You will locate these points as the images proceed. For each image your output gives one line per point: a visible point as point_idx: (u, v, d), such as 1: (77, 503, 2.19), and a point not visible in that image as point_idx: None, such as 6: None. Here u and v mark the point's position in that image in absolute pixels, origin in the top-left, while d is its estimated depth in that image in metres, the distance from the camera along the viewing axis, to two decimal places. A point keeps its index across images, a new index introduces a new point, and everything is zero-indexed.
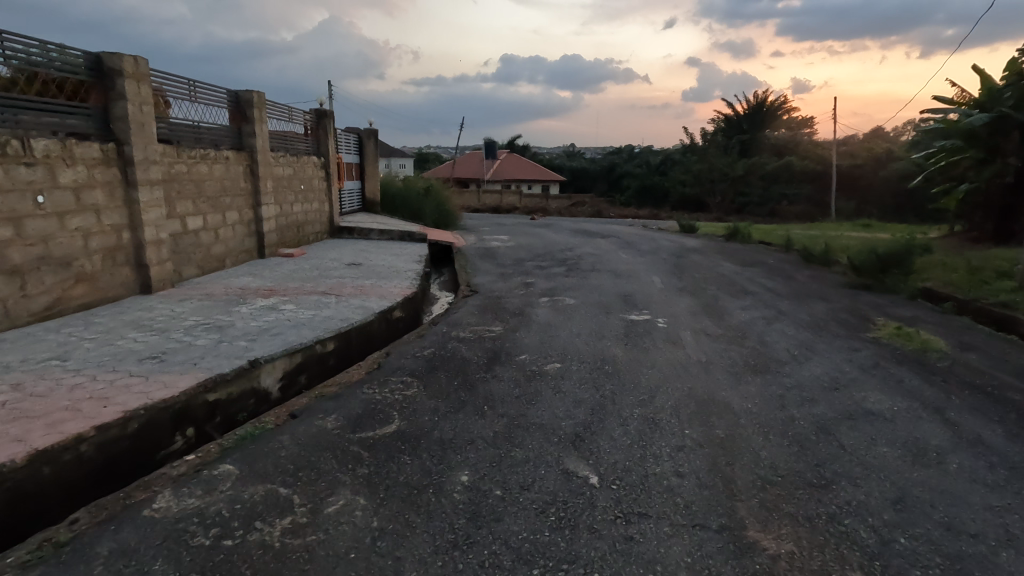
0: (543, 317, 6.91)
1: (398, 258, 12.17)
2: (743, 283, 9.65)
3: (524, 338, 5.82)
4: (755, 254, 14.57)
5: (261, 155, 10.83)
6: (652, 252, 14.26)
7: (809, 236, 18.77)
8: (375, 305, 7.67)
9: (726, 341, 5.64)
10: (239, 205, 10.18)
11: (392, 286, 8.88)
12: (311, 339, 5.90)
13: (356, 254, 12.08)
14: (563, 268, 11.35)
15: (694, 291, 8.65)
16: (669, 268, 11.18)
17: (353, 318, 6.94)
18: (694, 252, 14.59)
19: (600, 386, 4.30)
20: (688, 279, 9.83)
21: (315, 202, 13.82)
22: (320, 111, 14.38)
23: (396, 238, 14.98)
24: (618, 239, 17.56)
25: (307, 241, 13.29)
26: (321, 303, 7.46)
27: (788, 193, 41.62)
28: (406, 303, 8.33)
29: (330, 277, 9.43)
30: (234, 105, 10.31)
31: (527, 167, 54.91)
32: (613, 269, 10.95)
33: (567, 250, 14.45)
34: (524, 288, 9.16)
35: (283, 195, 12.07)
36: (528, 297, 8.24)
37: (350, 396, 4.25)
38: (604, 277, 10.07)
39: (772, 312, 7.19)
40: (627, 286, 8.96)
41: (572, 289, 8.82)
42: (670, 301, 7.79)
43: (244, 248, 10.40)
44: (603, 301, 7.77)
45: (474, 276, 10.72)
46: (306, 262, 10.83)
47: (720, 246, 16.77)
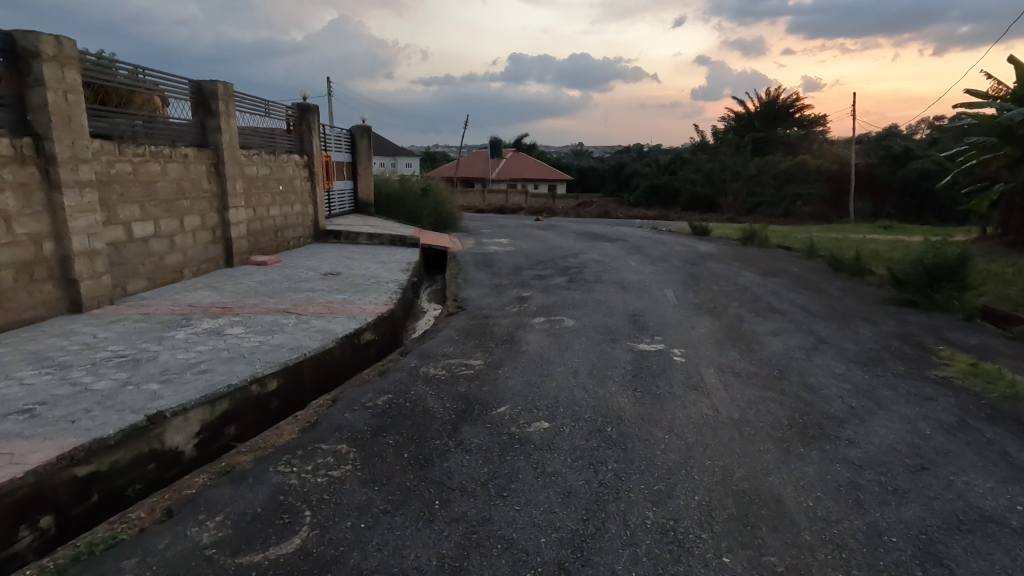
0: (535, 345, 5.76)
1: (383, 266, 11.05)
2: (768, 298, 8.44)
3: (507, 379, 4.67)
4: (777, 261, 13.31)
5: (230, 153, 9.76)
6: (664, 259, 13.05)
7: (833, 240, 17.41)
8: (340, 327, 6.55)
9: (763, 386, 4.46)
10: (200, 209, 9.10)
11: (366, 302, 7.77)
12: (245, 377, 4.79)
13: (338, 262, 10.98)
14: (564, 278, 10.17)
15: (715, 310, 7.45)
16: (683, 279, 9.98)
17: (308, 346, 5.81)
18: (709, 259, 13.35)
19: (598, 466, 3.14)
20: (705, 294, 8.63)
21: (297, 204, 12.72)
22: (303, 106, 13.28)
23: (386, 242, 13.88)
24: (625, 244, 16.33)
25: (287, 247, 12.22)
26: (275, 327, 6.35)
27: (803, 193, 40.16)
28: (381, 324, 7.20)
29: (299, 291, 8.34)
30: (197, 98, 9.24)
31: (533, 166, 53.73)
32: (620, 280, 9.77)
33: (570, 256, 13.29)
34: (518, 304, 8.01)
35: (259, 197, 11.00)
36: (521, 317, 7.08)
37: (258, 477, 3.13)
38: (610, 290, 8.91)
39: (811, 340, 5.97)
40: (636, 303, 7.78)
41: (573, 306, 7.67)
42: (686, 324, 6.61)
43: (207, 257, 9.34)
44: (608, 324, 6.60)
45: (464, 288, 9.60)
46: (279, 271, 9.73)
47: (737, 251, 15.50)
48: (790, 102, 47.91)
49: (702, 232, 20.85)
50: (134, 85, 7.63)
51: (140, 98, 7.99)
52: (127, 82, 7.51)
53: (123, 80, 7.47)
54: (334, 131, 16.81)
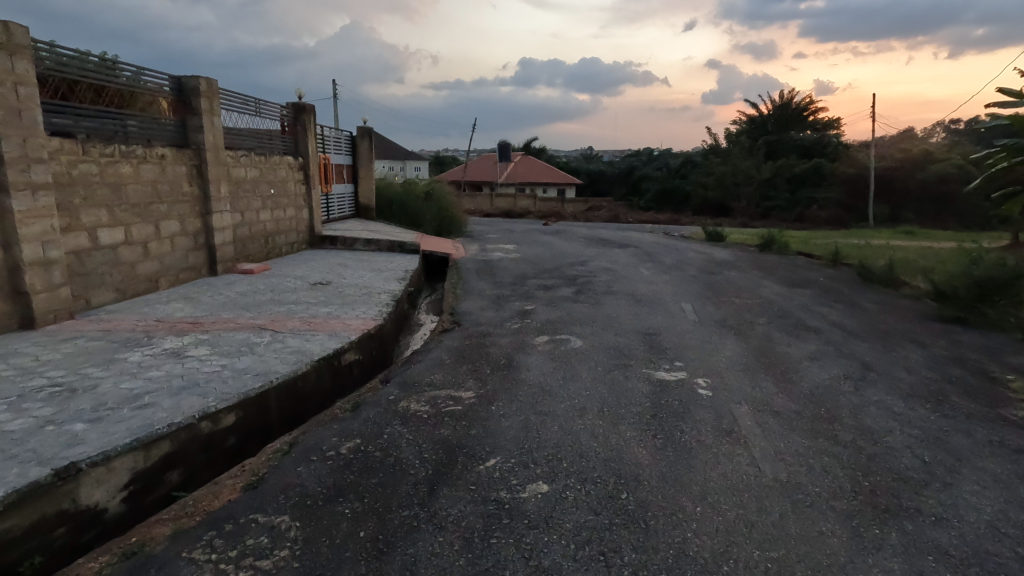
0: (535, 372, 5.01)
1: (378, 275, 10.36)
2: (797, 314, 7.63)
3: (502, 418, 3.92)
4: (799, 269, 12.47)
5: (214, 154, 9.13)
6: (678, 267, 12.24)
7: (857, 247, 16.52)
8: (317, 348, 5.83)
9: (811, 432, 3.67)
10: (179, 214, 8.45)
11: (352, 317, 7.07)
12: (193, 412, 4.07)
13: (330, 270, 10.32)
14: (571, 290, 9.40)
15: (739, 328, 6.67)
16: (701, 291, 9.19)
17: (278, 370, 5.10)
18: (727, 267, 12.53)
19: (609, 559, 2.42)
20: (726, 308, 7.84)
21: (290, 208, 12.07)
22: (297, 106, 12.65)
23: (385, 249, 13.21)
24: (636, 250, 15.54)
25: (279, 253, 11.57)
26: (245, 347, 5.64)
27: (819, 197, 39.11)
28: (366, 342, 6.49)
29: (282, 303, 7.67)
30: (177, 94, 8.60)
31: (542, 170, 53.00)
32: (631, 292, 9.00)
33: (578, 264, 12.53)
34: (519, 319, 7.26)
35: (247, 201, 10.36)
36: (521, 336, 6.33)
37: (170, 566, 2.43)
38: (621, 303, 8.15)
39: (856, 367, 5.17)
40: (651, 319, 7.01)
41: (581, 322, 6.91)
42: (709, 346, 5.82)
43: (187, 266, 8.69)
44: (620, 345, 5.83)
45: (463, 299, 8.89)
46: (265, 281, 9.07)
47: (755, 258, 14.66)
48: (804, 105, 46.90)
49: (716, 238, 20.02)
50: (104, 80, 7.00)
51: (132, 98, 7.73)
52: (118, 80, 7.23)
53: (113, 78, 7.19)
54: (333, 133, 16.19)
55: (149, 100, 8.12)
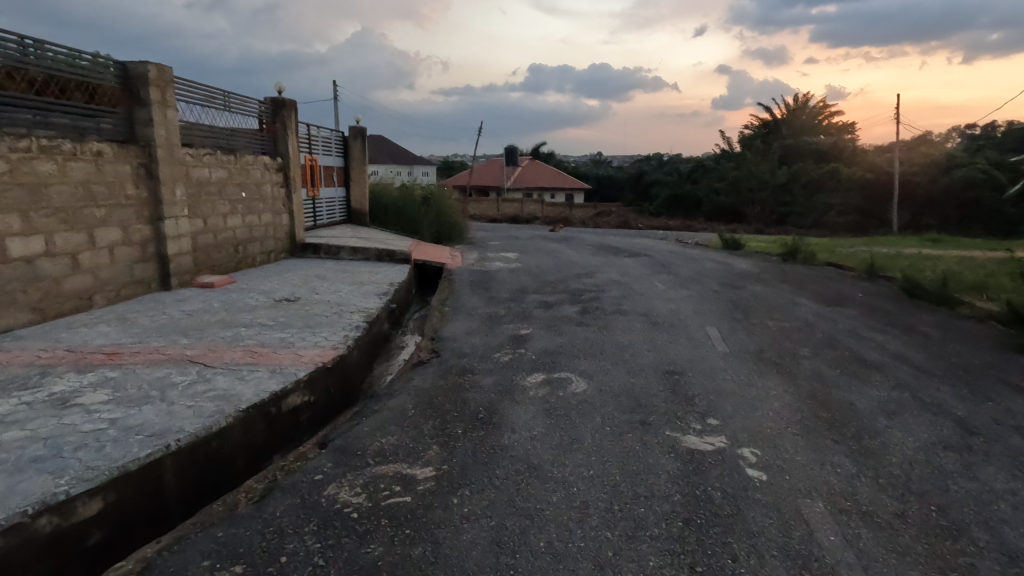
0: (522, 433, 3.76)
1: (357, 289, 9.18)
2: (848, 343, 6.31)
3: (467, 526, 2.69)
4: (834, 284, 11.12)
5: (167, 152, 8.00)
6: (696, 280, 10.93)
7: (892, 257, 15.09)
8: (250, 390, 4.61)
9: (933, 565, 2.40)
10: (121, 219, 7.33)
11: (309, 346, 5.88)
12: (26, 507, 2.86)
13: (303, 283, 9.16)
14: (576, 308, 8.14)
15: (783, 364, 5.37)
16: (727, 311, 7.90)
17: (184, 427, 3.87)
18: (750, 280, 11.21)
19: None
20: (760, 334, 6.55)
21: (266, 213, 10.94)
22: (277, 101, 11.54)
23: (372, 258, 12.06)
24: (648, 260, 14.25)
25: (251, 263, 10.42)
26: (155, 391, 4.43)
27: (837, 203, 37.60)
28: (320, 380, 5.28)
29: (230, 326, 6.49)
30: (122, 82, 7.48)
31: (549, 175, 51.81)
32: (645, 312, 7.74)
33: (584, 276, 11.27)
34: (511, 348, 6.01)
35: (212, 205, 9.25)
36: (510, 374, 5.07)
37: None
38: (634, 327, 6.88)
39: (951, 430, 3.88)
40: (672, 351, 5.72)
41: (585, 354, 5.65)
42: (750, 392, 4.53)
43: (131, 280, 7.54)
44: (634, 390, 4.56)
45: (449, 319, 7.68)
46: (223, 296, 7.91)
47: (780, 269, 13.33)
48: (821, 108, 45.42)
49: (734, 246, 18.67)
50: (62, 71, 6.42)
51: (103, 92, 7.23)
52: (110, 78, 7.27)
53: (103, 75, 7.18)
54: (322, 133, 15.07)
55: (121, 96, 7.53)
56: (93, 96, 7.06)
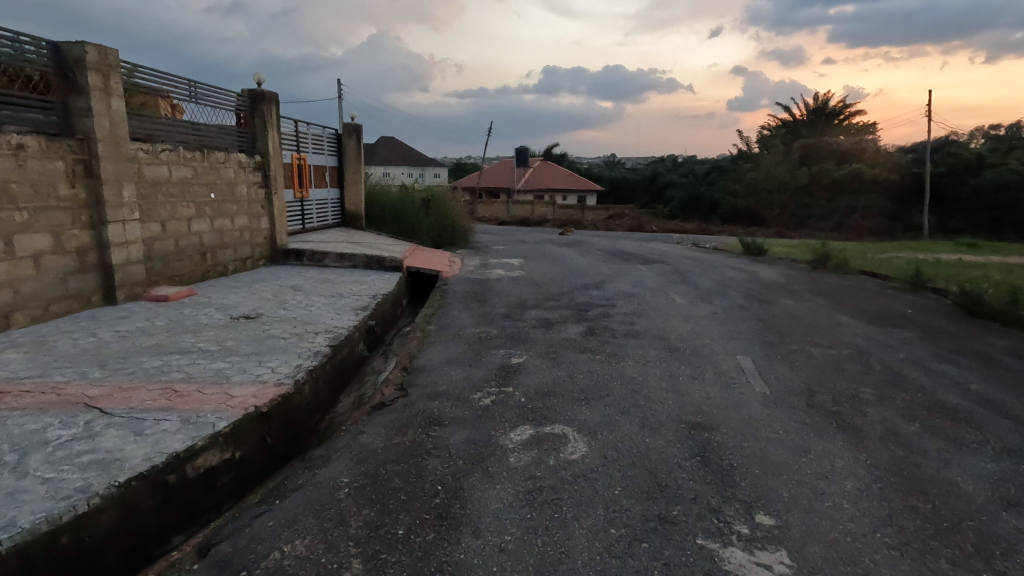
0: (489, 538, 2.64)
1: (333, 302, 8.11)
2: (917, 381, 5.07)
3: None
4: (877, 298, 9.82)
5: (112, 146, 6.99)
6: (719, 292, 9.70)
7: (936, 265, 13.69)
8: (141, 452, 3.51)
9: None
10: (51, 224, 6.34)
11: (246, 381, 4.78)
12: None
13: (272, 296, 8.10)
14: (580, 329, 6.94)
15: (844, 416, 4.14)
16: (759, 333, 6.68)
17: (18, 520, 2.78)
18: (780, 293, 9.94)
19: None
20: (804, 367, 5.35)
21: (241, 216, 9.92)
22: (256, 93, 10.53)
23: (360, 265, 11.00)
24: (665, 268, 13.02)
25: (221, 272, 9.40)
26: (13, 454, 3.37)
27: (860, 205, 35.94)
28: (251, 430, 4.17)
29: (162, 352, 5.42)
30: (55, 66, 6.49)
31: (561, 176, 50.63)
32: (661, 334, 6.56)
33: (592, 286, 10.09)
34: (496, 385, 4.85)
35: (173, 207, 8.24)
36: (488, 428, 3.92)
37: None
38: (649, 355, 5.70)
39: None
40: (697, 395, 4.52)
41: (587, 397, 4.47)
42: (809, 465, 3.33)
43: (65, 294, 6.53)
44: (649, 459, 3.39)
45: (430, 341, 6.55)
46: (172, 313, 6.86)
47: (812, 279, 12.03)
48: (842, 107, 43.71)
49: (757, 252, 17.36)
50: None
51: (33, 78, 6.25)
52: (28, 59, 6.11)
53: (19, 56, 6.02)
54: (312, 130, 14.04)
55: (56, 82, 6.54)
56: (17, 81, 6.07)
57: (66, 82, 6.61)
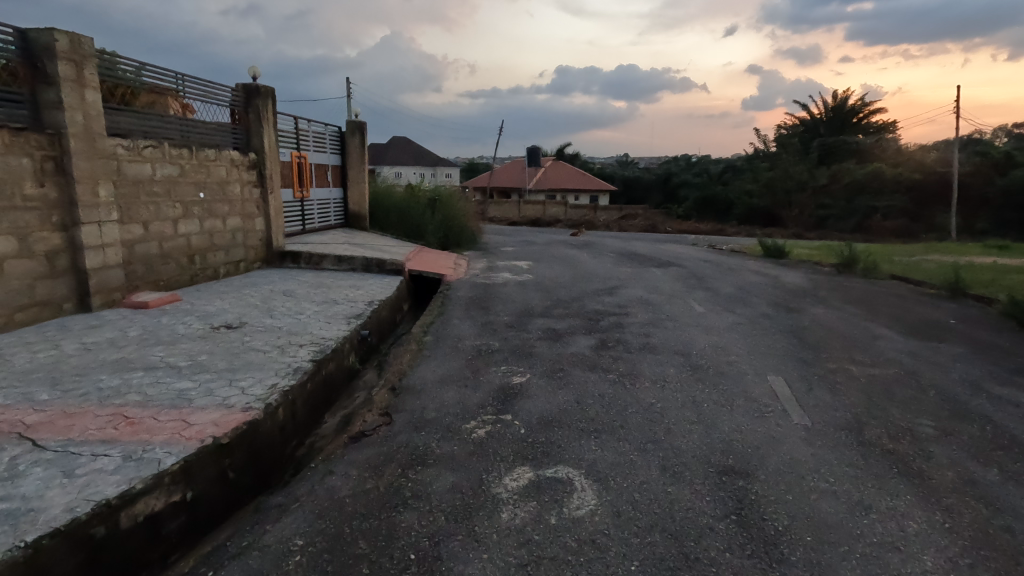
0: None
1: (325, 310, 7.56)
2: (981, 411, 4.38)
3: None
4: (914, 306, 9.06)
5: (87, 142, 6.51)
6: (742, 299, 9.00)
7: (973, 270, 12.83)
8: (64, 499, 2.96)
9: None
10: (15, 226, 5.85)
11: (211, 404, 4.23)
12: None
13: (260, 303, 7.58)
14: (590, 342, 6.31)
15: (903, 458, 3.48)
16: (790, 348, 6.01)
17: None
18: (808, 300, 9.22)
19: None
20: (847, 392, 4.68)
21: (234, 216, 9.42)
22: (251, 88, 10.02)
23: (359, 269, 10.48)
24: (681, 272, 12.34)
25: (211, 276, 8.90)
26: None
27: (882, 206, 34.81)
28: (207, 466, 3.60)
29: (125, 369, 4.89)
30: (23, 56, 6.01)
31: (574, 176, 49.90)
32: (680, 349, 5.92)
33: (604, 292, 9.45)
34: (492, 411, 4.25)
35: (157, 208, 7.75)
36: (480, 470, 3.32)
37: None
38: (668, 375, 5.06)
39: None
40: (725, 428, 3.88)
41: (597, 429, 3.86)
42: (872, 532, 2.69)
43: (33, 301, 6.05)
44: (673, 519, 2.78)
45: (425, 356, 5.97)
46: (148, 322, 6.35)
47: (840, 285, 11.26)
48: (864, 104, 42.46)
49: (778, 254, 16.58)
50: None
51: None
52: None
53: None
54: (313, 128, 13.53)
55: (25, 73, 6.06)
56: None
57: (36, 72, 6.13)
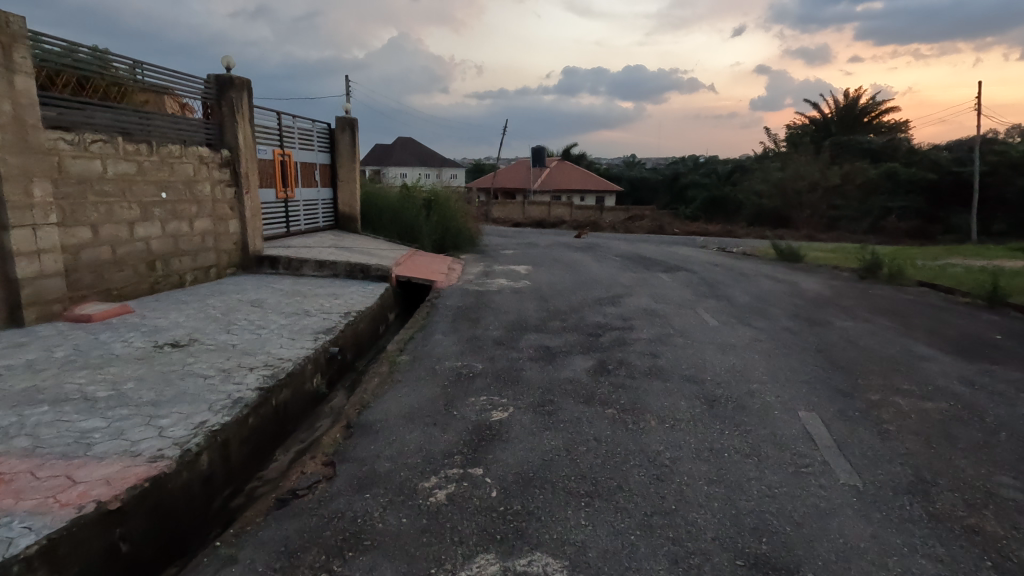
0: None
1: (293, 323, 6.77)
2: None
3: None
4: (952, 319, 8.14)
5: (17, 135, 5.78)
6: (759, 311, 8.12)
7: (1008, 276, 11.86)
8: None
9: None
10: None
11: (115, 451, 3.43)
12: None
13: (221, 315, 6.80)
14: (588, 364, 5.46)
15: (993, 543, 2.63)
16: (821, 374, 5.14)
17: None
18: (833, 312, 8.33)
19: None
20: (898, 436, 3.82)
21: (202, 218, 8.65)
22: (223, 79, 9.24)
23: (341, 275, 9.70)
24: (691, 278, 11.47)
25: (175, 283, 8.14)
26: None
27: (897, 207, 33.71)
28: (87, 542, 2.79)
29: (30, 401, 4.11)
30: None
31: (579, 177, 48.98)
32: (692, 374, 5.07)
33: (606, 302, 8.60)
34: (460, 463, 3.43)
35: (108, 209, 6.99)
36: (431, 561, 2.51)
37: None
38: (677, 411, 4.20)
39: None
40: (753, 495, 3.03)
41: (589, 493, 3.03)
42: None
43: None
44: None
45: (396, 380, 5.16)
46: (84, 340, 5.59)
47: (864, 293, 10.36)
48: (878, 102, 41.27)
49: (793, 258, 15.65)
50: None
51: None
52: None
53: None
54: (299, 124, 12.76)
55: None
56: None
57: None
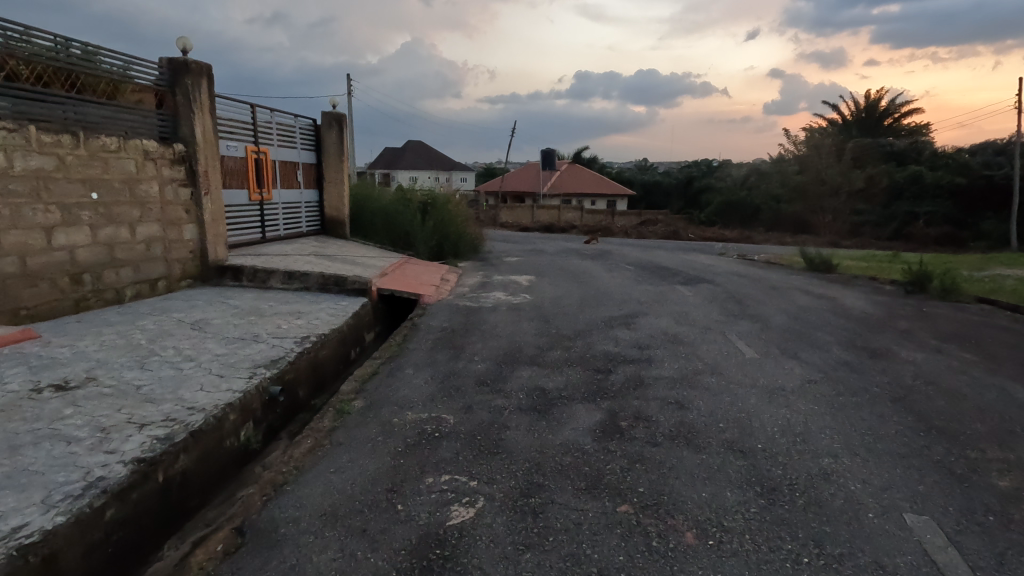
0: None
1: (231, 353, 5.49)
2: None
3: None
4: None
5: None
6: (805, 337, 6.72)
7: None
8: None
9: None
10: None
11: None
12: None
13: (144, 344, 5.53)
14: (594, 419, 4.11)
15: None
16: (913, 441, 3.75)
17: None
18: (893, 338, 6.91)
19: None
20: None
21: (147, 223, 7.44)
22: (178, 63, 8.03)
23: (312, 288, 8.44)
24: (715, 292, 10.05)
25: (110, 299, 6.94)
26: None
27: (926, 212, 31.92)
28: None
29: None
30: None
31: (591, 180, 47.48)
32: (735, 440, 3.69)
33: (618, 324, 7.22)
34: None
35: (15, 212, 5.80)
36: None
37: None
38: (725, 515, 2.84)
39: None
40: None
41: None
42: None
43: None
44: None
45: (336, 443, 3.85)
46: None
47: (920, 312, 8.90)
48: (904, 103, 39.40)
49: (825, 267, 14.15)
50: None
51: None
52: None
53: None
54: (279, 118, 11.55)
55: None
56: None
57: None
